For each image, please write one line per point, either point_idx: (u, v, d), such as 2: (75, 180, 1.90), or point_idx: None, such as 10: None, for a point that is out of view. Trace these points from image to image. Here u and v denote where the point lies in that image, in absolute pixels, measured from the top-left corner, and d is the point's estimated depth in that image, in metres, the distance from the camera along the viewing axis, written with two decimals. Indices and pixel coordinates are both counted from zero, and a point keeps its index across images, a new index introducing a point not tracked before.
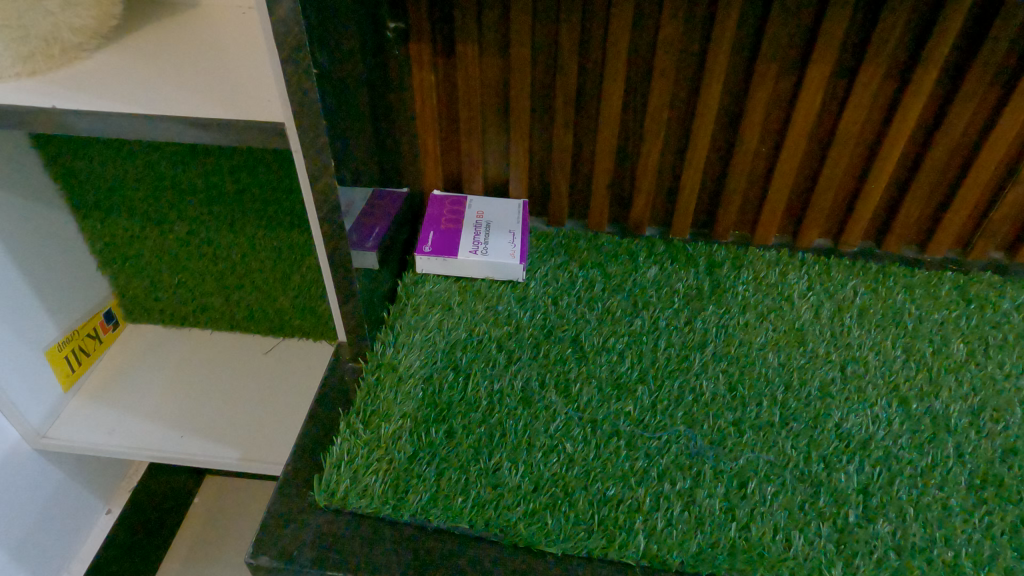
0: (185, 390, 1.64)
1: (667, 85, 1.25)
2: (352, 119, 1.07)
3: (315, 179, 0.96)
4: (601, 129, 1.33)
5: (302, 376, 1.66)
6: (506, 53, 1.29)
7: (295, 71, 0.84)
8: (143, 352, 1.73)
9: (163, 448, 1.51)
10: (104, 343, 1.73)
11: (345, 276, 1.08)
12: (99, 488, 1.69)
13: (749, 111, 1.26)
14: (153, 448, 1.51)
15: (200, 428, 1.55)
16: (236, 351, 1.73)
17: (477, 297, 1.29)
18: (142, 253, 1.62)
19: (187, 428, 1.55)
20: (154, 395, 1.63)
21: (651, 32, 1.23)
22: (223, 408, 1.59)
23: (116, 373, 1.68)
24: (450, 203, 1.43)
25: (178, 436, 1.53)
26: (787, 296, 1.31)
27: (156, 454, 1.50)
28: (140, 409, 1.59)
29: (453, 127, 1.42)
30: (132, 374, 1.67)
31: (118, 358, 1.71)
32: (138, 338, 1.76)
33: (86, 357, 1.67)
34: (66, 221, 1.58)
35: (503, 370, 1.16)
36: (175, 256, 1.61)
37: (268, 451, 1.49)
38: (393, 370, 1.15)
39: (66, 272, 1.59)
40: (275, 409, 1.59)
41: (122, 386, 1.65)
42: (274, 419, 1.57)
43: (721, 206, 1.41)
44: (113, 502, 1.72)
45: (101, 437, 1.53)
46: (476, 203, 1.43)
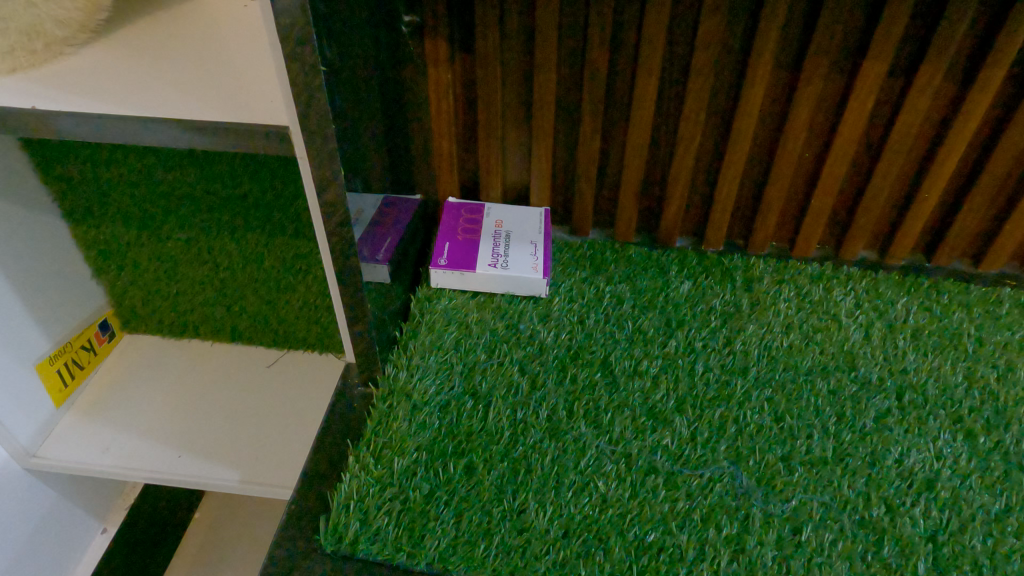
0: (184, 406, 1.55)
1: (705, 85, 1.15)
2: (363, 122, 0.97)
3: (322, 190, 0.86)
4: (631, 133, 1.23)
5: (308, 392, 1.57)
6: (530, 51, 1.19)
7: (300, 68, 0.74)
8: (139, 365, 1.63)
9: (158, 469, 1.41)
10: (99, 355, 1.63)
11: (356, 295, 0.98)
12: (94, 507, 1.59)
13: (795, 114, 1.16)
14: (147, 469, 1.41)
15: (199, 448, 1.46)
16: (237, 364, 1.63)
17: (496, 314, 1.19)
18: (139, 261, 1.53)
19: (185, 448, 1.46)
20: (150, 412, 1.53)
21: (689, 28, 1.13)
22: (224, 427, 1.50)
23: (110, 387, 1.58)
24: (466, 212, 1.33)
25: (176, 456, 1.44)
26: (833, 315, 1.21)
27: (150, 476, 1.41)
28: (135, 426, 1.50)
29: (471, 130, 1.32)
30: (128, 388, 1.58)
31: (112, 372, 1.62)
32: (135, 350, 1.67)
33: (80, 370, 1.58)
34: (60, 226, 1.49)
35: (527, 397, 1.06)
36: (174, 264, 1.51)
37: (270, 474, 1.40)
38: (406, 397, 1.05)
39: (60, 282, 1.49)
40: (278, 427, 1.50)
41: (116, 402, 1.55)
42: (277, 438, 1.47)
43: (759, 216, 1.30)
44: (109, 521, 1.63)
45: (93, 456, 1.43)
46: (495, 213, 1.34)
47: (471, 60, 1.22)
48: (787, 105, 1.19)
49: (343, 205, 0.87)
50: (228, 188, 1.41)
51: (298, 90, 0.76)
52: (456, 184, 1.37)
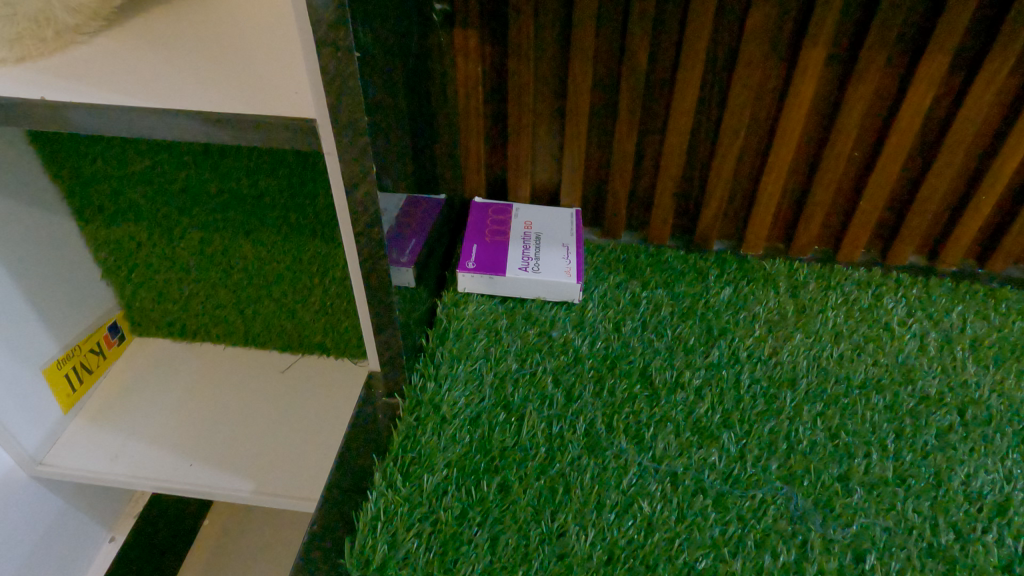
0: (196, 412, 1.49)
1: (753, 80, 1.08)
2: (393, 115, 0.91)
3: (352, 188, 0.79)
4: (670, 130, 1.16)
5: (325, 399, 1.51)
6: (565, 44, 1.13)
7: (333, 54, 0.68)
8: (149, 370, 1.58)
9: (170, 478, 1.35)
10: (107, 359, 1.58)
11: (384, 300, 0.92)
12: (102, 515, 1.53)
13: (848, 110, 1.09)
14: (159, 478, 1.35)
15: (211, 456, 1.40)
16: (250, 369, 1.58)
17: (528, 321, 1.13)
18: (150, 261, 1.47)
19: (197, 456, 1.39)
20: (161, 418, 1.47)
21: (736, 18, 1.06)
22: (238, 435, 1.44)
23: (120, 392, 1.53)
24: (493, 213, 1.27)
25: (188, 465, 1.38)
26: (885, 323, 1.14)
27: (162, 485, 1.35)
28: (145, 433, 1.44)
29: (500, 127, 1.26)
30: (138, 393, 1.52)
31: (123, 377, 1.56)
32: (145, 354, 1.62)
33: (88, 374, 1.52)
34: (67, 224, 1.43)
35: (563, 410, 1.00)
36: (186, 265, 1.46)
37: (285, 484, 1.34)
38: (435, 409, 0.99)
39: (66, 280, 1.44)
40: (292, 435, 1.44)
41: (126, 407, 1.49)
42: (292, 447, 1.41)
43: (803, 218, 1.24)
44: (117, 530, 1.57)
45: (102, 464, 1.37)
46: (523, 213, 1.28)
47: (502, 52, 1.16)
48: (838, 101, 1.12)
49: (374, 204, 0.81)
50: (244, 186, 1.34)
51: (330, 78, 0.69)
52: (482, 183, 1.31)
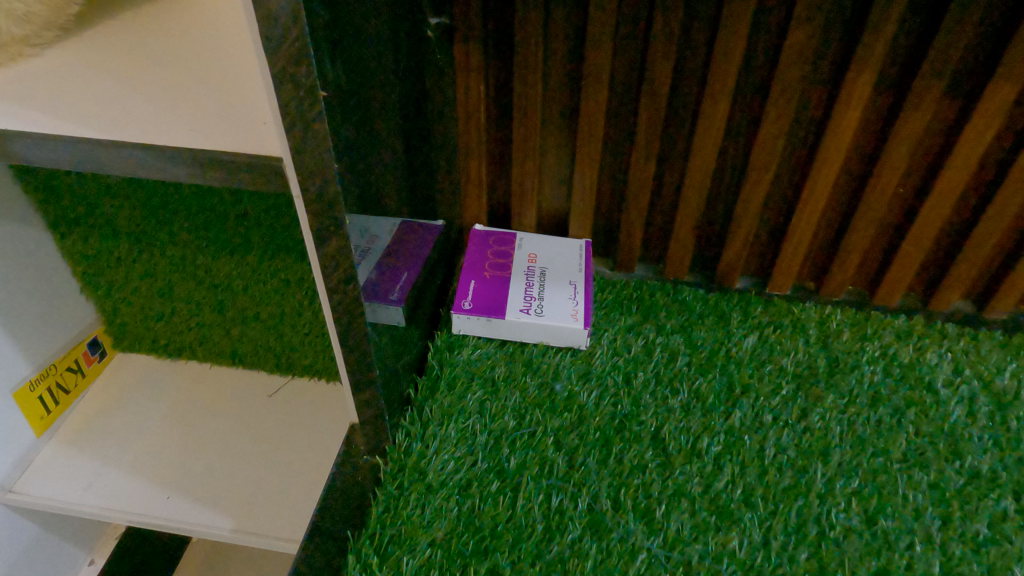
0: (178, 439, 1.36)
1: (789, 107, 0.96)
2: (379, 149, 0.80)
3: (322, 241, 0.68)
4: (694, 160, 1.04)
5: (313, 427, 1.37)
6: (578, 61, 1.01)
7: (292, 94, 0.56)
8: (131, 391, 1.45)
9: (147, 512, 1.22)
10: (87, 377, 1.45)
11: (363, 358, 0.80)
12: (83, 537, 1.39)
13: (896, 144, 0.96)
14: (135, 512, 1.22)
15: (190, 490, 1.27)
16: (235, 393, 1.45)
17: (528, 369, 1.02)
18: (133, 276, 1.35)
19: (177, 488, 1.27)
20: (140, 444, 1.35)
21: (772, 38, 0.94)
22: (219, 466, 1.30)
23: (99, 415, 1.40)
24: (494, 243, 1.16)
25: (164, 498, 1.25)
26: (930, 383, 1.01)
27: (138, 520, 1.22)
28: (122, 461, 1.31)
29: (504, 148, 1.14)
30: (117, 415, 1.40)
31: (103, 398, 1.43)
32: (128, 371, 1.49)
33: (66, 394, 1.39)
34: (40, 231, 1.29)
35: (563, 480, 0.89)
36: (169, 282, 1.34)
37: (268, 521, 1.21)
38: (420, 476, 0.88)
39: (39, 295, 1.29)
40: (277, 467, 1.31)
41: (104, 431, 1.37)
42: (277, 481, 1.29)
43: (838, 258, 1.11)
44: (97, 552, 1.42)
45: (73, 493, 1.25)
46: (527, 245, 1.16)
47: (508, 68, 1.04)
48: (883, 133, 1.00)
49: (348, 258, 0.69)
50: (228, 204, 1.24)
51: (289, 118, 0.57)
52: (484, 209, 1.19)
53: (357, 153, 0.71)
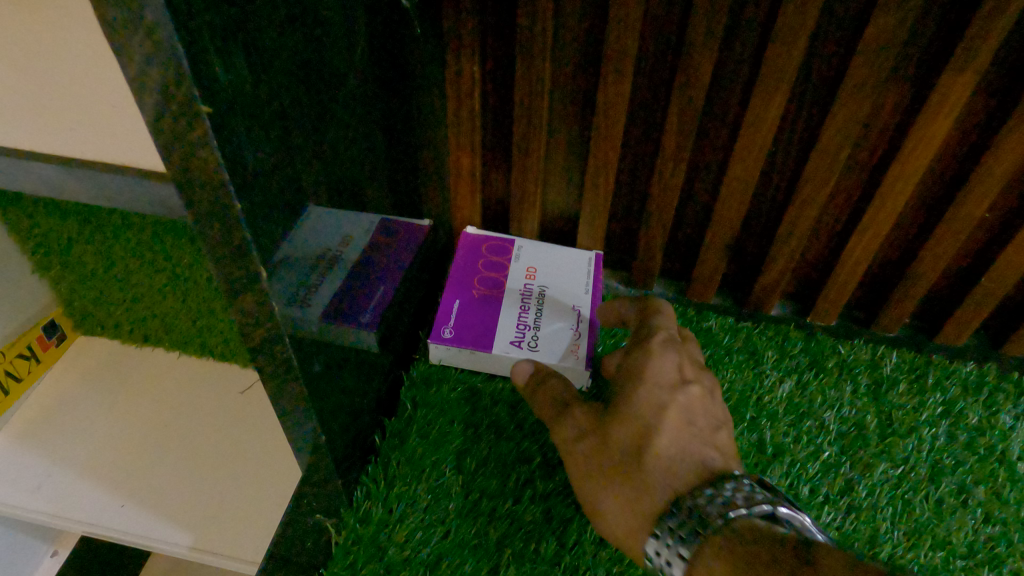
0: (141, 433, 1.08)
1: (861, 111, 0.75)
2: (339, 156, 0.62)
3: (233, 293, 0.50)
4: (734, 168, 0.84)
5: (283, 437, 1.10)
6: (598, 40, 0.81)
7: (161, 104, 0.38)
8: (91, 371, 1.16)
9: (94, 522, 0.96)
10: (43, 364, 1.14)
11: (304, 422, 0.63)
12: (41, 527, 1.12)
13: (990, 165, 0.77)
14: (81, 521, 0.96)
15: (153, 497, 1.00)
16: (208, 380, 1.16)
17: (519, 414, 0.87)
18: (87, 260, 1.08)
19: (133, 494, 1.00)
20: (92, 438, 1.07)
21: (847, 23, 0.73)
22: (186, 472, 1.03)
23: (51, 403, 1.11)
24: (487, 252, 0.97)
25: (118, 505, 0.98)
26: (1003, 455, 0.84)
27: (84, 531, 0.95)
28: (72, 456, 1.04)
29: (506, 139, 0.95)
30: (73, 408, 1.11)
31: (57, 384, 1.14)
32: (90, 354, 1.19)
33: (17, 384, 1.09)
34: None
35: (553, 562, 0.74)
36: (125, 269, 1.08)
37: (234, 543, 0.95)
38: (378, 552, 0.72)
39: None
40: (246, 470, 1.04)
41: (54, 421, 1.09)
42: (247, 487, 1.02)
43: (899, 291, 0.92)
44: (63, 541, 1.17)
45: (15, 494, 0.98)
46: (526, 256, 0.97)
47: (511, 45, 0.85)
48: (974, 147, 0.79)
49: (271, 315, 0.51)
50: None
51: (165, 143, 0.40)
52: (478, 210, 1.01)
53: (298, 172, 0.52)
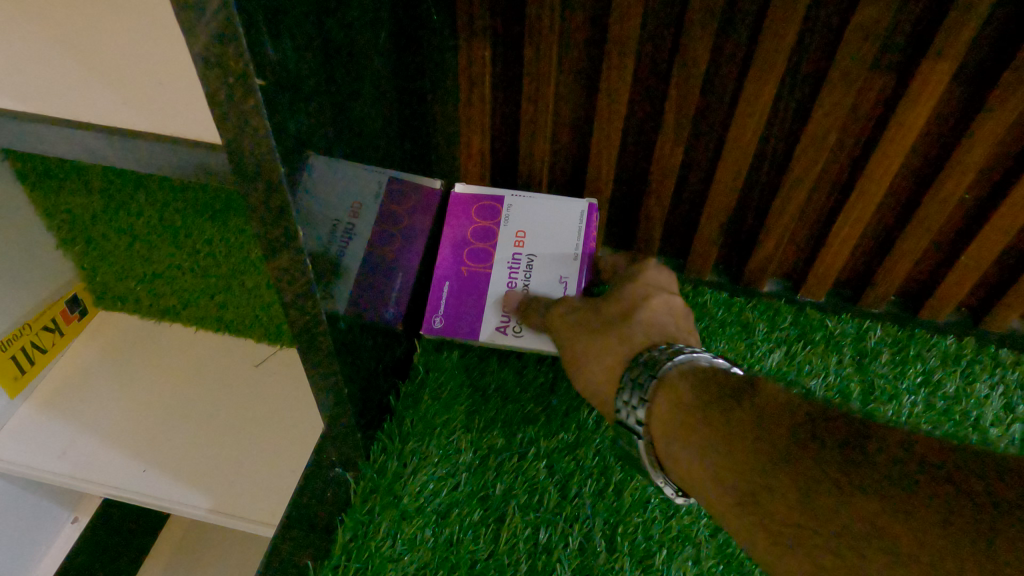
0: (163, 403, 1.14)
1: (848, 97, 0.81)
2: (366, 133, 0.67)
3: (271, 253, 0.56)
4: (729, 149, 0.89)
5: (296, 400, 1.16)
6: (601, 27, 0.86)
7: (219, 80, 0.43)
8: (114, 346, 1.22)
9: (120, 485, 1.02)
10: (65, 337, 1.21)
11: (329, 378, 0.69)
12: (65, 493, 1.18)
13: (967, 148, 0.82)
14: (108, 484, 1.02)
15: (174, 464, 1.06)
16: (225, 354, 1.22)
17: (524, 378, 0.93)
18: (110, 235, 1.13)
19: (155, 459, 1.06)
20: (118, 407, 1.13)
21: (835, 13, 0.78)
22: (204, 440, 1.09)
23: (78, 375, 1.18)
24: (475, 218, 0.91)
25: (141, 472, 1.04)
26: (977, 420, 0.90)
27: (111, 494, 1.02)
28: (98, 424, 1.10)
29: (512, 122, 1.00)
30: (95, 382, 1.17)
31: (83, 357, 1.21)
32: (113, 329, 1.25)
33: (42, 354, 1.15)
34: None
35: (556, 512, 0.80)
36: (147, 245, 1.13)
37: (251, 503, 1.01)
38: (394, 500, 0.77)
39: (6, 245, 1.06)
40: (261, 434, 1.10)
41: (81, 391, 1.15)
42: (264, 451, 1.08)
43: (883, 269, 0.97)
44: (83, 509, 1.23)
45: (45, 459, 1.05)
46: (514, 220, 0.90)
47: (519, 32, 0.89)
48: (953, 131, 0.84)
49: (305, 273, 0.57)
50: None
51: (220, 113, 0.45)
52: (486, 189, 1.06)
53: (328, 144, 0.58)
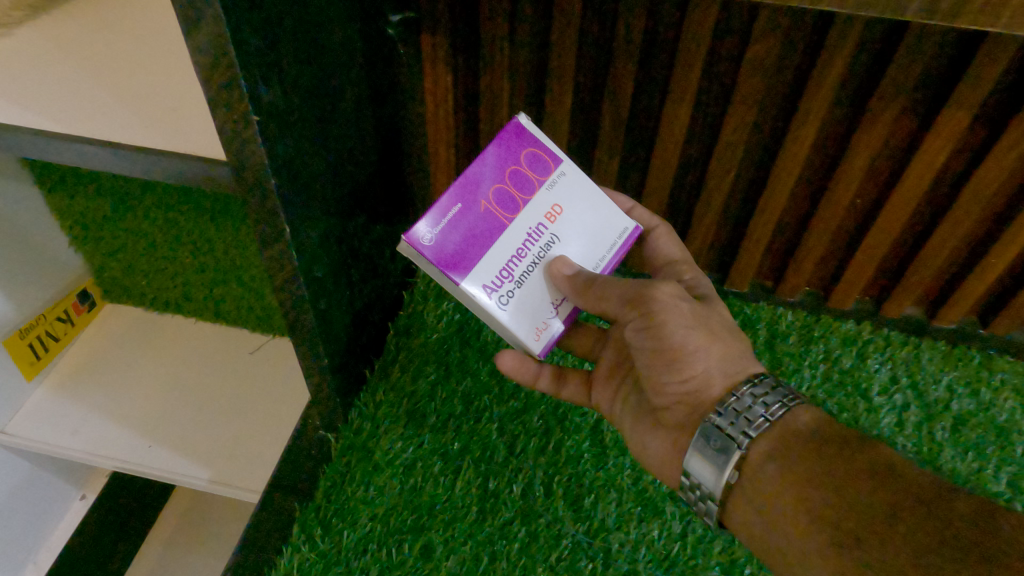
0: (166, 386, 1.29)
1: (749, 117, 0.95)
2: (343, 150, 0.82)
3: (266, 245, 0.71)
4: (656, 160, 1.04)
5: (289, 379, 1.31)
6: (545, 57, 1.01)
7: (227, 114, 0.59)
8: (120, 337, 1.37)
9: (130, 459, 1.17)
10: (75, 328, 1.36)
11: (312, 350, 0.84)
12: (72, 472, 1.32)
13: (851, 160, 0.97)
14: (118, 458, 1.17)
15: (177, 439, 1.20)
16: (220, 344, 1.37)
17: (482, 354, 1.09)
18: (119, 236, 1.27)
19: (159, 436, 1.21)
20: (127, 391, 1.28)
21: (735, 48, 0.93)
22: (204, 417, 1.24)
23: (90, 361, 1.33)
24: (523, 161, 0.73)
25: (147, 447, 1.19)
26: (866, 390, 1.07)
27: (121, 465, 1.17)
28: (109, 406, 1.25)
29: (473, 135, 1.16)
30: (102, 366, 1.32)
31: (94, 346, 1.36)
32: (119, 322, 1.40)
33: (56, 342, 1.30)
34: (18, 173, 1.18)
35: (505, 465, 0.96)
36: (150, 244, 1.27)
37: (247, 473, 1.16)
38: (368, 454, 0.92)
39: (24, 244, 1.21)
40: (257, 412, 1.25)
41: (94, 376, 1.30)
42: (259, 427, 1.23)
43: (794, 263, 1.13)
44: (90, 487, 1.37)
45: (59, 437, 1.20)
46: (559, 188, 0.75)
47: (475, 59, 1.04)
48: (841, 146, 1.00)
49: (291, 260, 0.72)
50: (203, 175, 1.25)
51: (228, 139, 0.61)
52: None
53: (312, 160, 0.73)
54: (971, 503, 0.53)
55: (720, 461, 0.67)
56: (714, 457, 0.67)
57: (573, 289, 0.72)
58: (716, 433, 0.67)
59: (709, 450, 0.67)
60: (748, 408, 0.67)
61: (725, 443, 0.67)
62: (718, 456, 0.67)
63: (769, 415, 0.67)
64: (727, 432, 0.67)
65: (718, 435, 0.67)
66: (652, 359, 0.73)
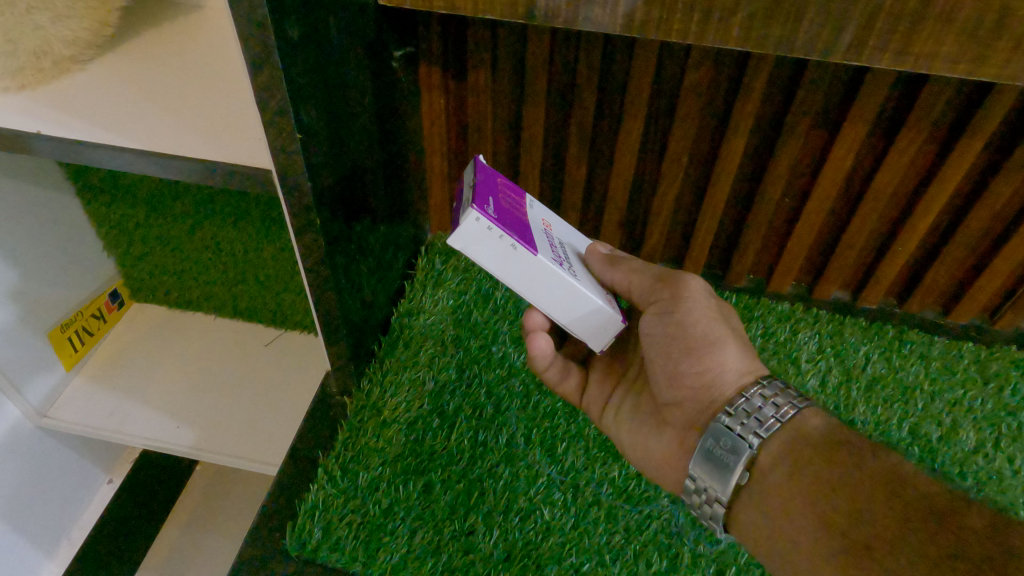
0: (192, 377, 1.47)
1: (690, 132, 1.15)
2: (357, 160, 1.01)
3: (299, 236, 0.90)
4: (617, 168, 1.24)
5: (306, 363, 1.51)
6: (521, 82, 1.21)
7: (276, 134, 0.78)
8: (147, 334, 1.55)
9: (160, 440, 1.35)
10: (107, 324, 1.54)
11: (331, 323, 1.03)
12: (99, 457, 1.51)
13: (776, 167, 1.16)
14: (150, 437, 1.35)
15: (203, 421, 1.38)
16: (238, 338, 1.56)
17: (473, 333, 1.28)
18: (151, 240, 1.45)
19: (186, 419, 1.38)
20: (158, 381, 1.46)
21: (676, 73, 1.13)
22: (232, 401, 1.42)
23: (121, 355, 1.51)
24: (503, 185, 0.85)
25: (176, 427, 1.37)
26: (795, 358, 1.27)
27: (153, 443, 1.35)
28: (141, 394, 1.43)
29: (463, 148, 1.36)
30: (136, 356, 1.50)
31: (123, 340, 1.54)
32: (146, 320, 1.58)
33: (91, 337, 1.50)
34: (64, 186, 1.38)
35: (490, 420, 1.16)
36: (178, 247, 1.45)
37: (269, 443, 1.34)
38: (377, 411, 1.11)
39: (64, 247, 1.40)
40: (277, 393, 1.44)
41: (125, 366, 1.48)
42: (277, 405, 1.41)
43: (737, 253, 1.33)
44: (115, 472, 1.56)
45: (97, 420, 1.37)
46: (536, 210, 0.89)
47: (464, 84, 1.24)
48: (767, 154, 1.20)
49: (319, 247, 0.92)
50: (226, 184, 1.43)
51: (277, 151, 0.80)
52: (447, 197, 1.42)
53: (336, 168, 0.93)
54: (982, 523, 0.53)
55: (732, 461, 0.72)
56: (724, 457, 0.73)
57: (603, 262, 0.87)
58: (727, 434, 0.73)
59: (720, 451, 0.73)
60: (758, 410, 0.73)
61: (736, 443, 0.72)
62: (728, 456, 0.73)
63: (779, 417, 0.72)
64: (737, 433, 0.73)
65: (727, 435, 0.73)
66: (674, 347, 0.82)
